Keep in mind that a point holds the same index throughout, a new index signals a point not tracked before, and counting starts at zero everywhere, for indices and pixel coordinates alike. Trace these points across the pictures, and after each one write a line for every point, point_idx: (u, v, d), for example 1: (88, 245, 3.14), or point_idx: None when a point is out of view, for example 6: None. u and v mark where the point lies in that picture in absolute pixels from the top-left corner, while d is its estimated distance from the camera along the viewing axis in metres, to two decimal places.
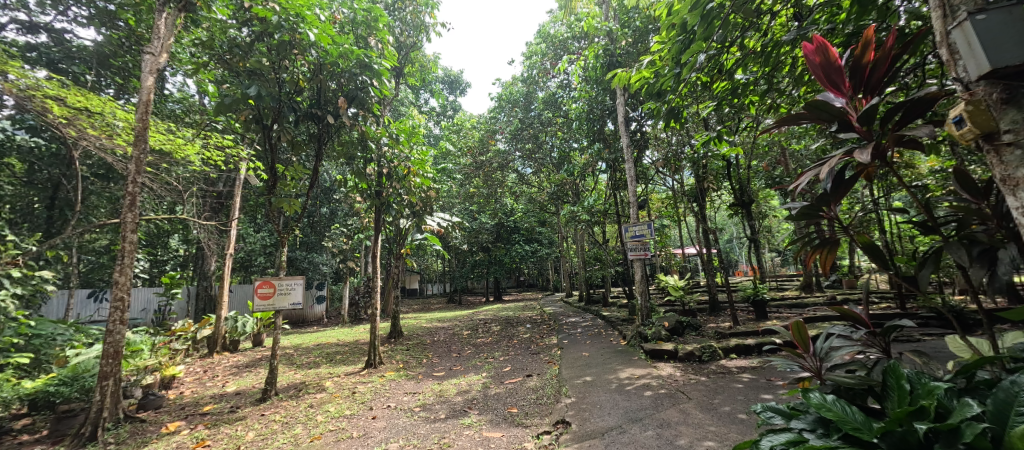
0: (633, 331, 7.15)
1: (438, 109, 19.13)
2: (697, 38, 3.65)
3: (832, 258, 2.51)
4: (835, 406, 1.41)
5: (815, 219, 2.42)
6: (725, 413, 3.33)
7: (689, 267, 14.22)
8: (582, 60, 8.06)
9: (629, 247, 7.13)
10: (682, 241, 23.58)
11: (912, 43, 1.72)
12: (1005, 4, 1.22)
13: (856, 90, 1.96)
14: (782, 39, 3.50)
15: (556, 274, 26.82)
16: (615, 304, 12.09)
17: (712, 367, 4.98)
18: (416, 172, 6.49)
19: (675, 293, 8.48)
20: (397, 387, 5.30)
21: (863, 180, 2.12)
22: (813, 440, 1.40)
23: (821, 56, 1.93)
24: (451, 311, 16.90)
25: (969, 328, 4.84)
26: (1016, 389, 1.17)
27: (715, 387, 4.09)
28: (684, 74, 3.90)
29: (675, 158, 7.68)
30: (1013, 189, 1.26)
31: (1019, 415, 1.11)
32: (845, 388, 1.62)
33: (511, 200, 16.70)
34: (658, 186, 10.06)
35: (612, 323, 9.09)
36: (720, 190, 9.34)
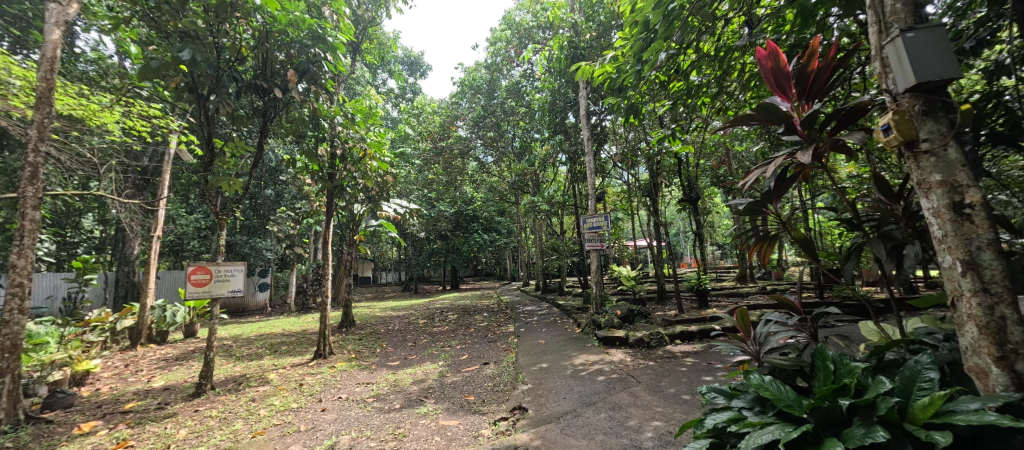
0: (587, 319, 7.42)
1: (397, 91, 18.40)
2: (658, 38, 3.75)
3: (772, 251, 2.73)
4: (772, 385, 1.53)
5: (757, 215, 2.60)
6: (671, 395, 3.57)
7: (639, 258, 14.95)
8: (546, 50, 8.09)
9: (586, 238, 7.32)
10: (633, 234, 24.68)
11: (850, 55, 1.88)
12: (929, 25, 1.36)
13: (800, 95, 2.10)
14: (735, 44, 3.69)
15: (513, 264, 27.07)
16: (570, 293, 12.47)
17: (660, 352, 5.30)
18: (372, 155, 6.30)
19: (627, 283, 8.88)
20: (349, 378, 5.11)
21: (801, 180, 2.30)
22: (751, 417, 1.53)
23: (773, 61, 2.05)
24: (406, 300, 16.53)
25: (875, 314, 5.52)
26: (918, 367, 1.35)
27: (662, 371, 4.37)
28: (645, 72, 4.02)
29: (632, 153, 8.00)
30: (925, 192, 1.42)
31: (921, 389, 1.27)
32: (780, 369, 1.77)
33: (470, 188, 16.51)
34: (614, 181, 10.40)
35: (567, 312, 9.35)
36: (671, 186, 9.84)
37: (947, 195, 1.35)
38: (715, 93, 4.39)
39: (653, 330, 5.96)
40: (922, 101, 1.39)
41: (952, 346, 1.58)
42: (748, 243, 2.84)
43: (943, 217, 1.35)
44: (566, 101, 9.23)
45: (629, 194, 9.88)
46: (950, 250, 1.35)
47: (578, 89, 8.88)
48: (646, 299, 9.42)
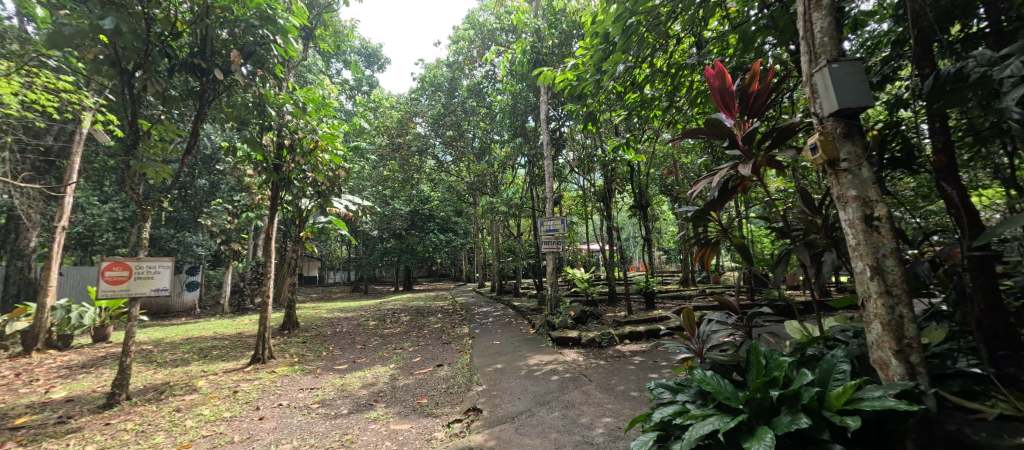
0: (542, 320, 7.56)
1: (353, 82, 17.64)
2: (617, 50, 3.95)
3: (713, 255, 2.95)
4: (713, 379, 1.65)
5: (702, 221, 2.80)
6: (620, 392, 3.73)
7: (592, 261, 15.49)
8: (509, 53, 8.18)
9: (543, 240, 7.45)
10: (587, 238, 25.51)
11: (785, 80, 2.08)
12: (850, 59, 1.55)
13: (742, 113, 2.29)
14: (685, 62, 3.96)
15: (469, 265, 26.89)
16: (526, 295, 12.63)
17: (610, 351, 5.52)
18: (324, 147, 5.99)
19: (581, 285, 9.17)
20: (292, 383, 4.79)
21: (740, 190, 2.50)
22: (694, 410, 1.63)
23: (720, 80, 2.22)
24: (356, 300, 15.81)
25: (796, 315, 6.16)
26: (835, 360, 1.52)
27: (612, 369, 4.55)
28: (604, 82, 4.20)
29: (588, 159, 8.29)
30: (843, 204, 1.61)
31: (837, 380, 1.43)
32: (719, 365, 1.92)
33: (428, 187, 16.20)
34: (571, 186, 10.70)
35: (522, 313, 9.46)
36: (624, 193, 10.31)
37: (860, 208, 1.54)
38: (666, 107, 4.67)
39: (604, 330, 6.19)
40: (843, 124, 1.58)
41: (860, 341, 1.81)
42: (693, 247, 3.04)
43: (857, 227, 1.54)
44: (527, 105, 9.35)
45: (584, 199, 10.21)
46: (861, 257, 1.53)
47: (539, 94, 9.05)
48: (598, 300, 9.78)
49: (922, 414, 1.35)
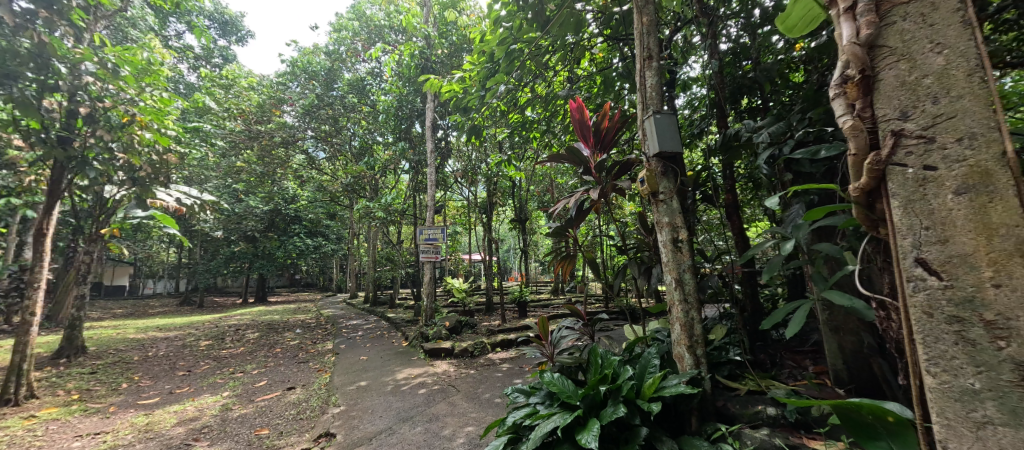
0: (416, 331, 7.27)
1: (199, 50, 14.43)
2: (501, 70, 4.17)
3: (571, 267, 3.29)
4: (559, 380, 1.83)
5: (563, 236, 3.12)
6: (485, 399, 3.82)
7: (473, 272, 15.70)
8: (397, 53, 7.84)
9: (422, 249, 7.23)
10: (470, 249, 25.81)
11: (626, 122, 2.52)
12: (666, 113, 1.98)
13: (595, 146, 2.66)
14: (559, 94, 4.41)
15: (340, 274, 24.27)
16: (402, 306, 12.00)
17: (481, 360, 5.63)
18: (144, 122, 4.69)
19: (458, 294, 9.17)
20: (56, 431, 3.48)
21: (593, 212, 2.88)
22: (541, 410, 1.78)
23: (579, 115, 2.57)
24: (181, 316, 12.59)
25: (635, 319, 7.33)
26: (650, 357, 1.84)
27: (481, 378, 4.65)
28: (488, 98, 4.36)
29: (473, 171, 8.46)
30: (661, 229, 1.97)
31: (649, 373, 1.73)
32: (566, 367, 2.14)
33: (293, 184, 14.13)
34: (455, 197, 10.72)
35: (395, 325, 8.94)
36: (505, 207, 10.81)
37: (670, 232, 1.92)
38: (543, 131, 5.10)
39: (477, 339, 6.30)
40: (661, 164, 1.97)
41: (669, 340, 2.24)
42: (556, 260, 3.35)
43: (667, 247, 1.92)
44: (414, 110, 9.08)
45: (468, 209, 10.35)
46: (669, 271, 1.90)
47: (426, 100, 8.87)
48: (475, 310, 9.94)
49: (700, 396, 1.72)
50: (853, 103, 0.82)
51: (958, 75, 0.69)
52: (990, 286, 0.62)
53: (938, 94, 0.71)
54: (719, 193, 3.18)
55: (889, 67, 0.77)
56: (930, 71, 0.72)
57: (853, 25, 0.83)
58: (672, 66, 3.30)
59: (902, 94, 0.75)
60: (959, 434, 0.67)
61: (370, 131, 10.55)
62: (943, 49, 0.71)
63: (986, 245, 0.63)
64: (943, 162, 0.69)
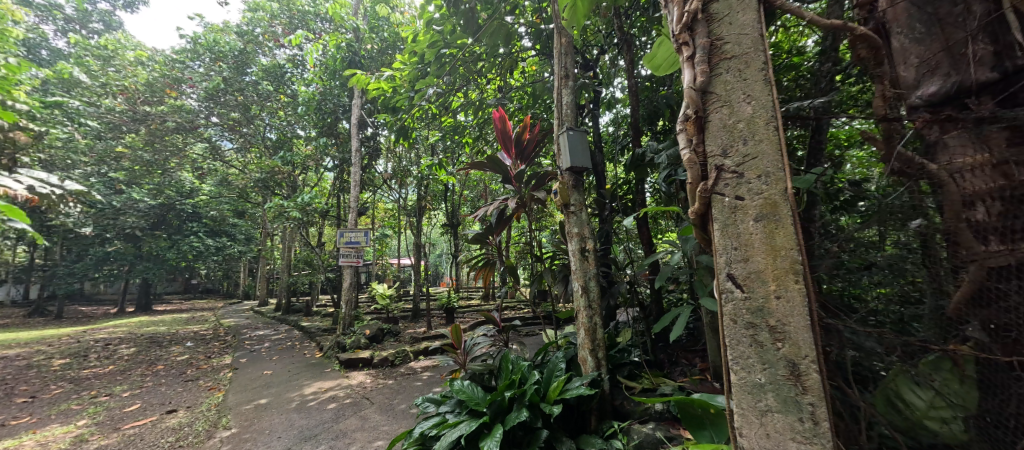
0: (332, 341, 6.72)
1: (71, 10, 11.99)
2: (431, 73, 4.05)
3: (490, 274, 3.31)
4: (468, 388, 1.84)
5: (484, 242, 3.13)
6: (400, 411, 3.64)
7: (402, 277, 15.06)
8: (321, 41, 7.26)
9: (341, 252, 6.71)
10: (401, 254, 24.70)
11: (545, 136, 2.64)
12: (578, 130, 2.10)
13: (516, 156, 2.73)
14: (488, 102, 4.44)
15: (248, 278, 21.60)
16: (319, 313, 11.04)
17: (402, 369, 5.38)
18: None
19: (383, 301, 8.69)
20: None
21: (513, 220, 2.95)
22: (449, 418, 1.77)
23: (501, 125, 2.65)
24: (23, 329, 10.12)
25: None
26: (556, 362, 1.94)
27: (399, 388, 4.43)
28: (416, 100, 4.20)
29: (402, 173, 8.13)
30: (572, 239, 2.08)
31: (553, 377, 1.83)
32: (477, 374, 2.19)
33: (190, 176, 12.27)
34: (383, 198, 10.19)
35: (309, 334, 8.18)
36: (437, 211, 10.57)
37: (578, 242, 2.04)
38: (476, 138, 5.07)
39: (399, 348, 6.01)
40: (572, 178, 2.09)
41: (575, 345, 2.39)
42: (477, 266, 3.34)
43: (575, 256, 2.04)
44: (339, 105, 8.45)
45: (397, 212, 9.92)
46: (577, 279, 2.02)
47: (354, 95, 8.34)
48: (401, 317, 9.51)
49: (599, 396, 1.87)
50: (690, 138, 0.79)
51: (761, 124, 0.72)
52: (775, 299, 0.66)
53: (746, 138, 0.73)
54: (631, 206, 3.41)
55: (714, 112, 0.77)
56: (743, 119, 0.74)
57: (688, 67, 0.80)
58: (595, 84, 3.46)
59: (723, 137, 0.75)
60: (748, 419, 0.69)
61: (289, 122, 9.59)
62: (753, 100, 0.73)
63: (774, 264, 0.67)
64: (749, 194, 0.71)
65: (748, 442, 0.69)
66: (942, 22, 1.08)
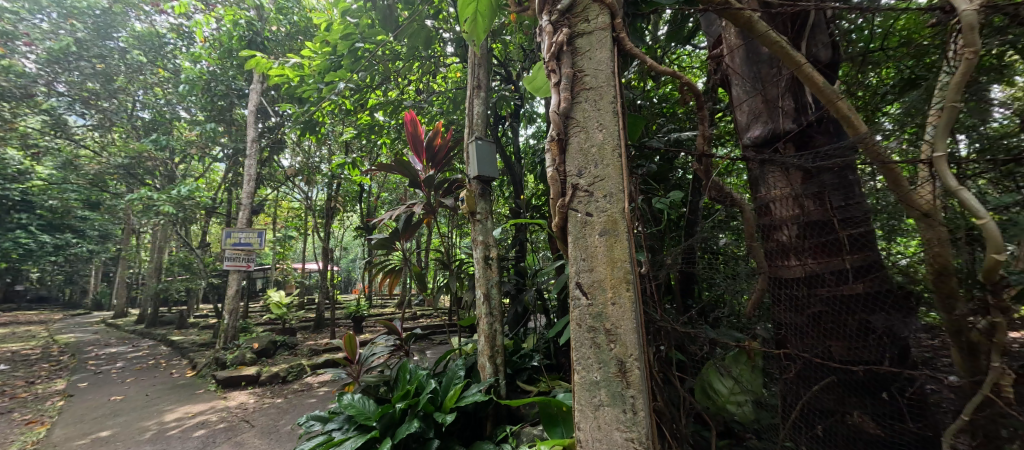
0: (208, 357, 5.72)
1: None
2: (343, 67, 3.65)
3: (397, 282, 3.11)
4: (359, 402, 1.83)
5: (391, 247, 2.97)
6: (286, 432, 3.24)
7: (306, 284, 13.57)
8: (215, 12, 6.28)
9: (227, 255, 5.72)
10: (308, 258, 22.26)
11: (456, 143, 2.65)
12: (486, 140, 2.15)
13: (428, 161, 2.68)
14: (406, 102, 4.27)
15: (99, 284, 17.44)
16: (196, 325, 9.36)
17: (295, 386, 4.80)
18: None
19: (276, 311, 7.43)
20: None
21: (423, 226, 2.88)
22: (336, 435, 1.73)
23: (412, 128, 2.60)
24: None
25: None
26: (453, 370, 1.99)
27: (288, 407, 3.94)
28: (324, 95, 3.70)
29: (309, 169, 7.36)
30: (478, 247, 2.11)
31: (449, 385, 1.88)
32: (370, 387, 2.17)
33: None
34: (287, 196, 9.11)
35: (179, 350, 6.87)
36: (350, 213, 9.78)
37: (483, 250, 2.08)
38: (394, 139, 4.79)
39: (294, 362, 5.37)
40: (480, 186, 2.12)
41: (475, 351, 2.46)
42: (380, 273, 3.12)
43: (479, 264, 2.07)
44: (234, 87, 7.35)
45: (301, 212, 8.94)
46: (480, 287, 2.07)
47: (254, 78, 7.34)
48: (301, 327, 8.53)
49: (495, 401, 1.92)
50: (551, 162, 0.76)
51: (610, 149, 0.71)
52: (611, 304, 0.63)
53: (597, 161, 0.70)
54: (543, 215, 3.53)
55: (572, 136, 0.74)
56: (595, 145, 0.71)
57: (554, 94, 0.77)
58: (516, 97, 3.55)
59: (579, 159, 0.72)
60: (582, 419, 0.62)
61: (169, 100, 7.81)
62: (605, 127, 0.72)
63: (612, 273, 0.64)
64: (596, 211, 0.68)
65: (583, 442, 0.61)
66: (763, 78, 1.31)
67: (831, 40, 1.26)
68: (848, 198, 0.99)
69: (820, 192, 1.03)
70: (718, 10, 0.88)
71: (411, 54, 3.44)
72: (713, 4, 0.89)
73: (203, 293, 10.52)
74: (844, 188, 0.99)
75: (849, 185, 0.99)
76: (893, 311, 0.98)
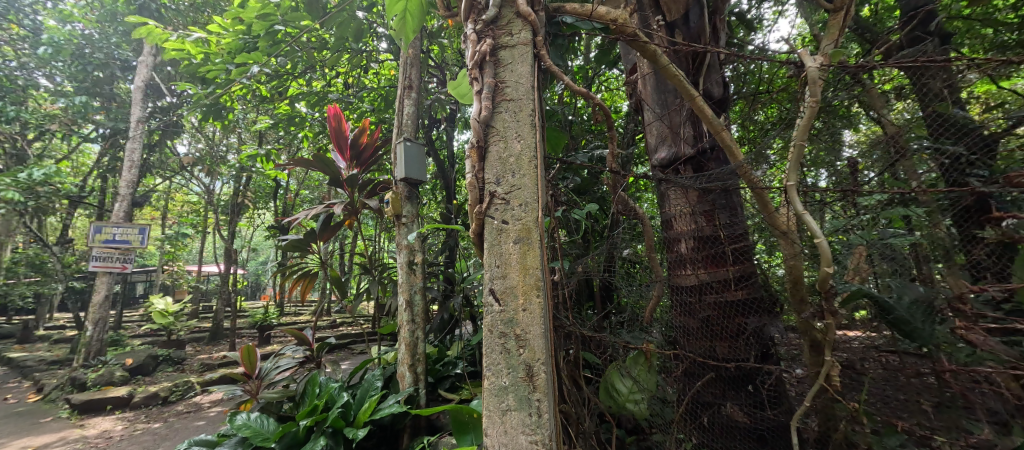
0: (58, 379, 4.65)
1: None
2: (258, 49, 3.24)
3: (312, 287, 2.83)
4: (255, 422, 1.65)
5: (305, 250, 2.72)
6: None
7: (202, 289, 11.78)
8: None
9: (93, 253, 4.72)
10: (206, 258, 19.41)
11: (385, 142, 2.53)
12: (417, 142, 2.09)
13: (353, 160, 2.53)
14: (332, 95, 3.96)
15: None
16: (44, 340, 7.57)
17: (179, 407, 4.12)
18: None
19: (161, 320, 6.20)
20: None
21: (345, 228, 2.69)
22: None
23: (335, 123, 2.44)
24: None
25: None
26: (370, 382, 1.89)
27: (168, 433, 3.36)
28: (232, 78, 3.24)
29: (211, 159, 6.45)
30: (403, 252, 2.03)
31: (364, 398, 1.78)
32: (271, 404, 1.97)
33: None
34: (181, 188, 7.86)
35: (15, 372, 5.48)
36: (261, 211, 8.76)
37: (407, 255, 2.01)
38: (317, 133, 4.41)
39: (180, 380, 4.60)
40: (407, 188, 2.05)
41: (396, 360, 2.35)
42: (291, 277, 2.82)
43: (403, 269, 2.00)
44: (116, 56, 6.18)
45: (199, 207, 7.77)
46: (403, 293, 1.99)
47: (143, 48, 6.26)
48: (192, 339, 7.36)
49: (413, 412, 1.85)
50: (472, 170, 0.76)
51: (527, 160, 0.73)
52: (522, 310, 0.65)
53: (514, 171, 0.72)
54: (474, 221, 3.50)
55: (492, 144, 0.75)
56: (513, 155, 0.73)
57: (476, 102, 0.77)
58: (451, 101, 3.50)
59: (498, 168, 0.73)
60: (488, 426, 0.62)
61: None
62: (523, 138, 0.74)
63: (524, 279, 0.66)
64: (511, 219, 0.70)
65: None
66: (668, 106, 1.47)
67: (721, 79, 1.46)
68: (733, 216, 1.17)
69: (712, 210, 1.19)
70: (628, 40, 0.96)
71: (339, 45, 3.19)
72: (624, 35, 0.98)
73: (57, 300, 8.56)
74: (729, 208, 1.18)
75: (734, 206, 1.17)
76: (762, 313, 1.17)
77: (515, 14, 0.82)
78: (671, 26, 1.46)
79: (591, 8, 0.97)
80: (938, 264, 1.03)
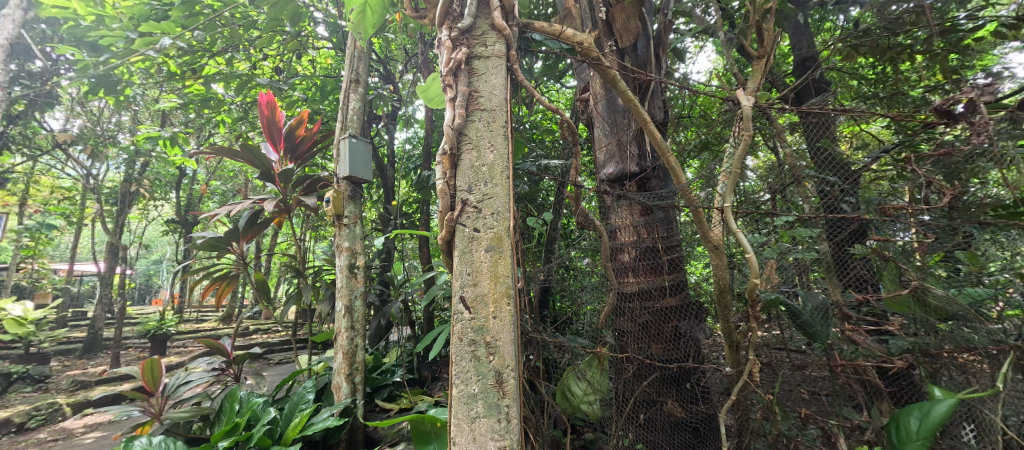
0: None
1: None
2: (172, 19, 2.82)
3: (229, 292, 2.51)
4: (159, 447, 1.44)
5: (224, 252, 2.41)
6: None
7: (71, 292, 9.75)
8: None
9: None
10: (78, 255, 16.16)
11: (326, 136, 2.37)
12: (363, 139, 2.00)
13: (287, 153, 2.32)
14: (260, 79, 3.58)
15: None
16: None
17: (38, 435, 3.36)
18: None
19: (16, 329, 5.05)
20: None
21: (273, 226, 2.44)
22: None
23: (268, 112, 2.21)
24: None
25: None
26: (301, 395, 1.74)
27: None
28: (135, 47, 2.77)
29: (97, 138, 5.43)
30: (344, 253, 1.90)
31: (294, 413, 1.63)
32: (179, 425, 1.72)
33: None
34: (50, 170, 6.48)
35: None
36: (160, 202, 7.58)
37: (348, 257, 1.90)
38: (239, 118, 3.92)
39: (42, 401, 3.76)
40: (350, 187, 1.93)
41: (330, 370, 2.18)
42: (204, 280, 2.44)
43: (343, 272, 1.88)
44: None
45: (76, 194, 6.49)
46: (341, 297, 1.87)
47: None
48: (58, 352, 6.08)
49: (349, 425, 1.74)
50: (445, 177, 0.75)
51: (499, 171, 0.74)
52: (492, 318, 0.66)
53: (487, 180, 0.73)
54: (416, 222, 3.37)
55: (464, 153, 0.76)
56: (486, 165, 0.74)
57: (449, 108, 0.78)
58: (395, 98, 3.36)
59: (469, 176, 0.74)
60: (457, 433, 0.61)
61: None
62: (496, 148, 0.76)
63: (494, 287, 0.67)
64: (483, 228, 0.71)
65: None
66: (617, 125, 1.59)
67: (662, 105, 1.62)
68: (670, 231, 1.30)
69: (654, 225, 1.31)
70: (590, 62, 1.03)
71: (273, 25, 2.91)
72: (589, 57, 1.04)
73: None
74: (667, 223, 1.30)
75: (670, 221, 1.30)
76: (692, 318, 1.31)
77: (490, 26, 0.85)
78: (621, 52, 1.58)
79: (559, 29, 1.02)
80: (818, 275, 1.25)
